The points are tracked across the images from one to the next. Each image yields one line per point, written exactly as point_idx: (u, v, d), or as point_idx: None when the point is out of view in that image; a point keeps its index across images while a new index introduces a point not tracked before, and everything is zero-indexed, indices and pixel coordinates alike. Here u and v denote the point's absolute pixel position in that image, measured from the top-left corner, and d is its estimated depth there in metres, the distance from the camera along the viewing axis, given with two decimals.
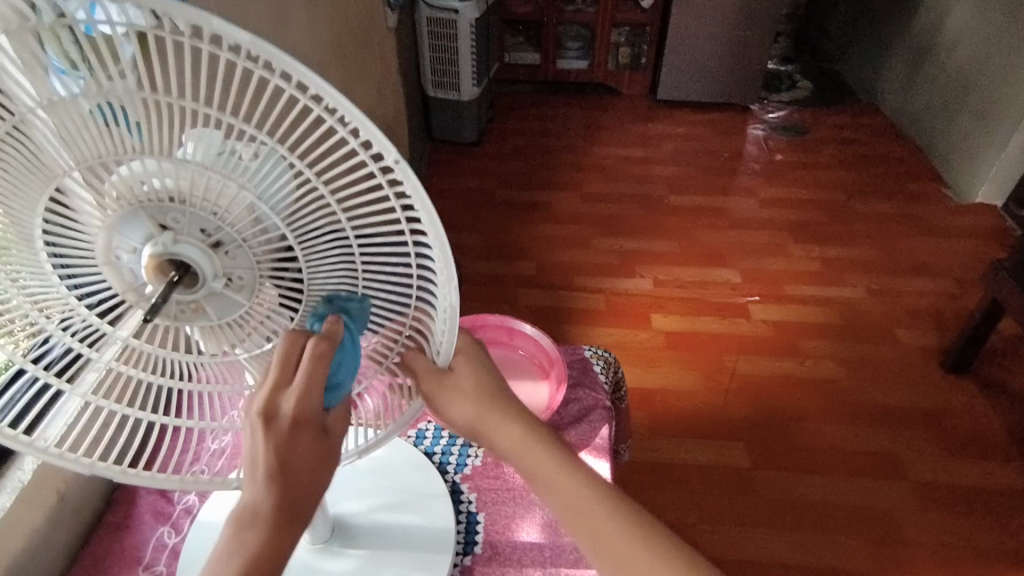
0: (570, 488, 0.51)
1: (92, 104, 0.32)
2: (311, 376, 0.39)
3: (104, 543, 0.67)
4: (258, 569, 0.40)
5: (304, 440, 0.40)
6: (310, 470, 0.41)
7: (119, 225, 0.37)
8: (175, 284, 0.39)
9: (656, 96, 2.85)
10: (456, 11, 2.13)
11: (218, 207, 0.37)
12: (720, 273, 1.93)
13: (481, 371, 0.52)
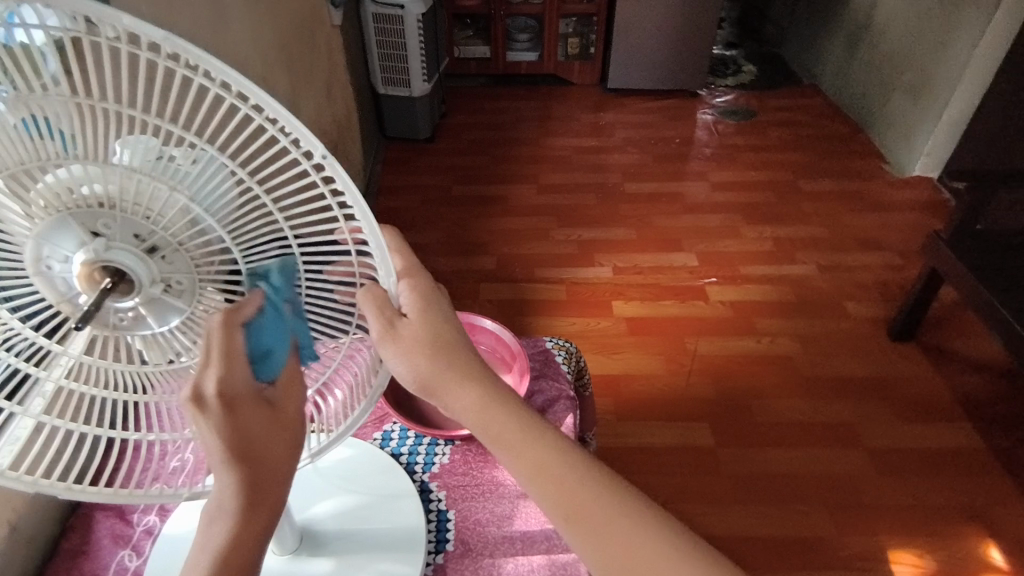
0: (540, 458, 0.49)
1: (16, 117, 0.32)
2: (226, 350, 0.38)
3: (61, 572, 0.64)
4: (237, 550, 0.43)
5: (241, 416, 0.40)
6: (267, 442, 0.42)
7: (48, 232, 0.36)
8: (110, 292, 0.38)
9: (607, 86, 2.88)
10: (402, 7, 2.11)
11: (152, 212, 0.37)
12: (677, 257, 1.97)
13: (439, 316, 0.48)
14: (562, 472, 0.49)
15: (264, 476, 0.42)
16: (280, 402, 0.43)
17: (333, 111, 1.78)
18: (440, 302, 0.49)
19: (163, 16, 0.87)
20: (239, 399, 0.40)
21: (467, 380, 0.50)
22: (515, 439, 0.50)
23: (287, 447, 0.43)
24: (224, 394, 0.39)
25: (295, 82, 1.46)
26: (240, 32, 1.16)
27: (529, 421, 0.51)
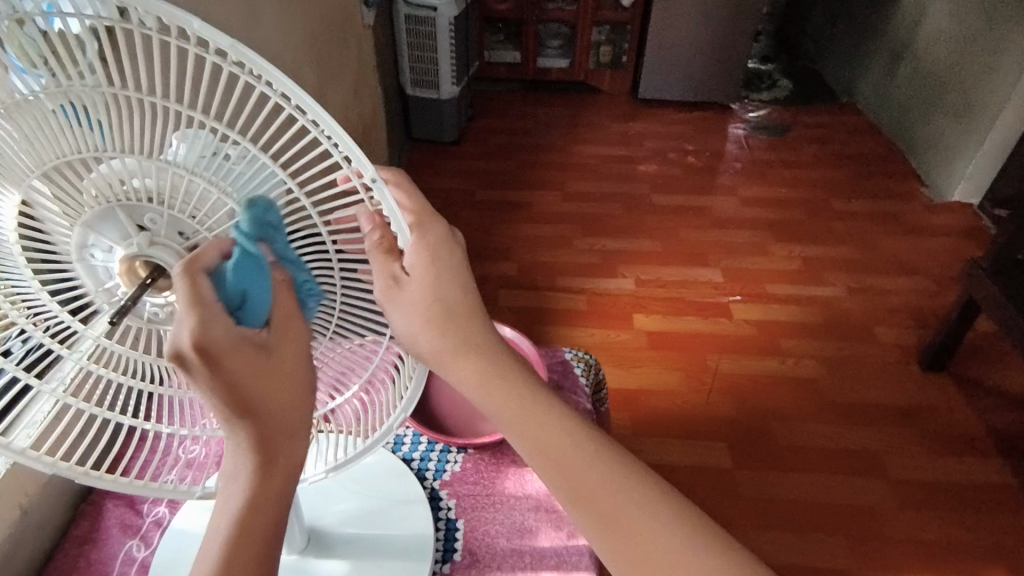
0: (566, 453, 0.48)
1: (56, 104, 0.33)
2: (194, 297, 0.34)
3: (70, 557, 0.64)
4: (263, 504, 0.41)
5: (233, 364, 0.35)
6: (281, 394, 0.38)
7: (95, 221, 0.37)
8: (148, 286, 0.39)
9: (638, 95, 2.86)
10: (435, 8, 2.11)
11: (197, 210, 0.37)
12: (701, 272, 1.94)
13: (449, 276, 0.45)
14: (587, 468, 0.47)
15: (278, 436, 0.39)
16: (279, 347, 0.38)
17: (361, 111, 1.79)
18: (456, 257, 0.46)
19: (197, 8, 0.87)
20: (226, 354, 0.34)
21: (488, 366, 0.48)
22: (544, 433, 0.48)
23: (300, 411, 0.40)
24: (218, 350, 0.34)
25: (324, 82, 1.47)
26: (272, 28, 1.16)
27: (557, 415, 0.49)
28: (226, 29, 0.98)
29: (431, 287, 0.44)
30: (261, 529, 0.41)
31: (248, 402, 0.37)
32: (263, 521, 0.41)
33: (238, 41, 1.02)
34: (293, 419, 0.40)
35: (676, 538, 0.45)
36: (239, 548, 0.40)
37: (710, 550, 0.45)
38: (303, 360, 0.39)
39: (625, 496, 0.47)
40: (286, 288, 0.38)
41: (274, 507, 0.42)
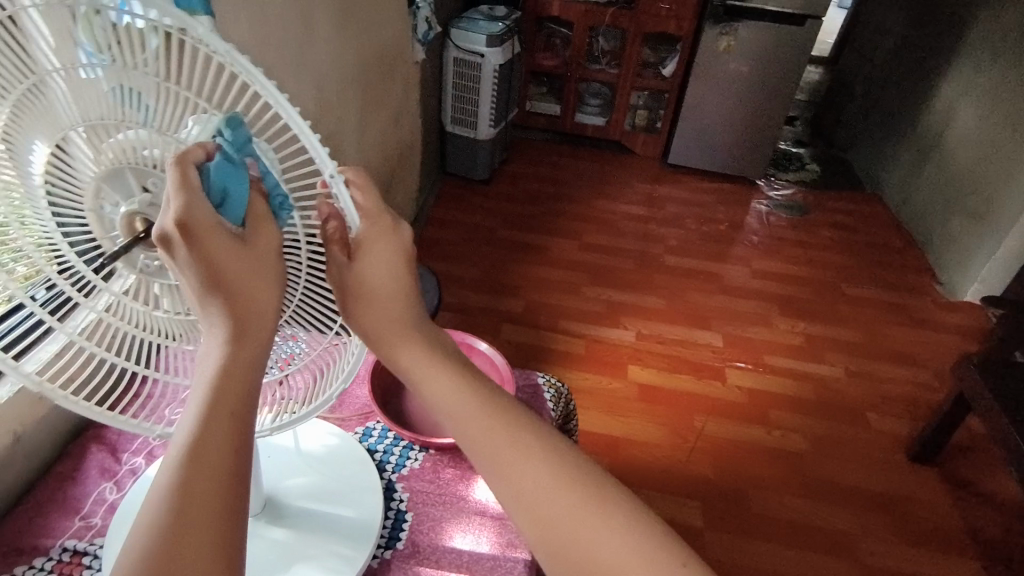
0: (477, 428, 0.52)
1: (114, 85, 0.41)
2: (183, 183, 0.39)
3: (48, 490, 0.70)
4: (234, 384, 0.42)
5: (210, 241, 0.40)
6: (258, 285, 0.43)
7: (108, 176, 0.44)
8: (141, 238, 0.46)
9: (667, 160, 2.95)
10: (482, 55, 2.25)
11: None
12: (702, 335, 1.97)
13: (390, 261, 0.54)
14: (497, 440, 0.52)
15: (248, 329, 0.43)
16: (256, 243, 0.43)
17: (398, 139, 1.91)
18: (395, 241, 0.54)
19: (250, 22, 0.98)
20: (204, 230, 0.40)
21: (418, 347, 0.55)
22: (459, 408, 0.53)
23: (272, 310, 0.44)
24: (210, 230, 0.40)
25: (366, 106, 1.58)
26: (323, 51, 1.28)
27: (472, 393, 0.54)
28: (276, 45, 1.08)
29: (375, 270, 0.53)
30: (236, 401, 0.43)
31: (226, 287, 0.42)
32: (235, 416, 0.42)
33: (288, 57, 1.13)
34: (263, 319, 0.44)
35: (609, 518, 0.48)
36: (212, 444, 0.40)
37: (642, 533, 0.47)
38: (274, 257, 0.44)
39: (529, 465, 0.50)
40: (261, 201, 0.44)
41: (247, 413, 0.43)
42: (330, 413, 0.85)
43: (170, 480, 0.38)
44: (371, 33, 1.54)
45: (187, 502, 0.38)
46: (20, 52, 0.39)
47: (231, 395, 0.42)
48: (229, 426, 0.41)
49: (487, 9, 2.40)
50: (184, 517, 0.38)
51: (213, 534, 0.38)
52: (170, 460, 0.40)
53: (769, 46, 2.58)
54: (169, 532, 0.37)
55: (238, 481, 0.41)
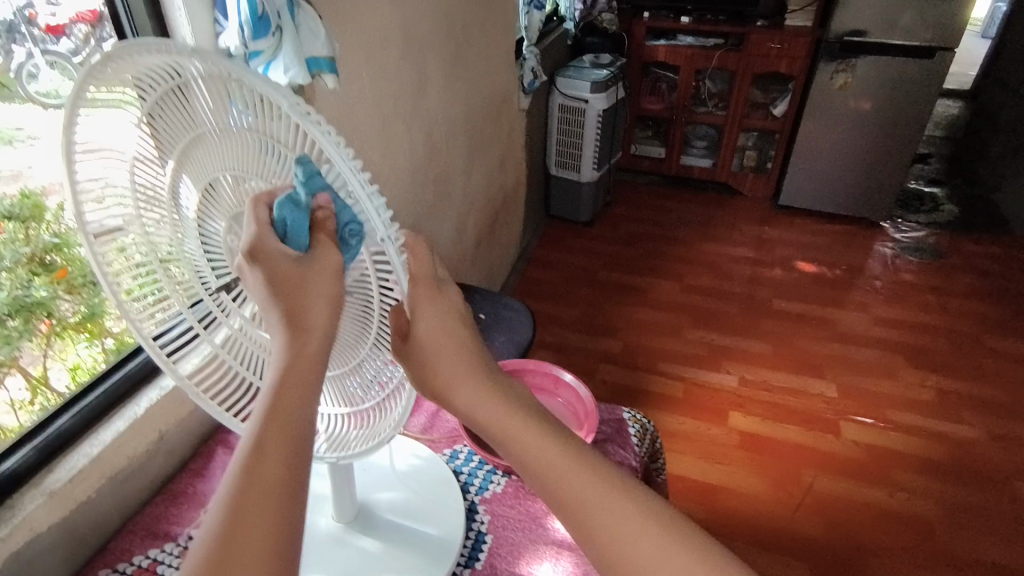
0: (556, 474, 0.48)
1: (256, 139, 0.47)
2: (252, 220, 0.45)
3: (184, 481, 0.81)
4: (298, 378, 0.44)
5: (263, 266, 0.45)
6: (313, 301, 0.45)
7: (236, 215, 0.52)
8: None
9: (778, 202, 2.84)
10: (586, 101, 2.32)
11: None
12: (814, 384, 1.84)
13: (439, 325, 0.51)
14: (578, 487, 0.47)
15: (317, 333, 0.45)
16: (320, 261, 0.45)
17: (502, 182, 2.01)
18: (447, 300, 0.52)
19: (369, 76, 1.11)
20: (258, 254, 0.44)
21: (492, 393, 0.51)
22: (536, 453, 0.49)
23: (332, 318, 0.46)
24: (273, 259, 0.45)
25: (472, 151, 1.69)
26: (434, 100, 1.40)
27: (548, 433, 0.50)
28: (390, 99, 1.20)
29: (426, 334, 0.51)
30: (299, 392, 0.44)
31: (282, 307, 0.45)
32: (296, 407, 0.43)
33: (401, 108, 1.25)
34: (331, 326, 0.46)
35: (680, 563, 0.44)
36: (273, 435, 0.42)
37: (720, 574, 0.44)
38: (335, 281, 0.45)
39: (612, 512, 0.46)
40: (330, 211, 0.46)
41: (311, 403, 0.44)
42: (422, 433, 0.91)
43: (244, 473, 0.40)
44: (479, 85, 1.66)
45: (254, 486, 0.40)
46: (183, 112, 0.48)
47: (294, 386, 0.44)
48: (291, 413, 0.43)
49: (592, 58, 2.49)
50: (249, 502, 0.39)
51: (272, 519, 0.39)
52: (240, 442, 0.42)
53: (894, 81, 2.43)
54: (232, 524, 0.38)
55: (300, 467, 0.42)
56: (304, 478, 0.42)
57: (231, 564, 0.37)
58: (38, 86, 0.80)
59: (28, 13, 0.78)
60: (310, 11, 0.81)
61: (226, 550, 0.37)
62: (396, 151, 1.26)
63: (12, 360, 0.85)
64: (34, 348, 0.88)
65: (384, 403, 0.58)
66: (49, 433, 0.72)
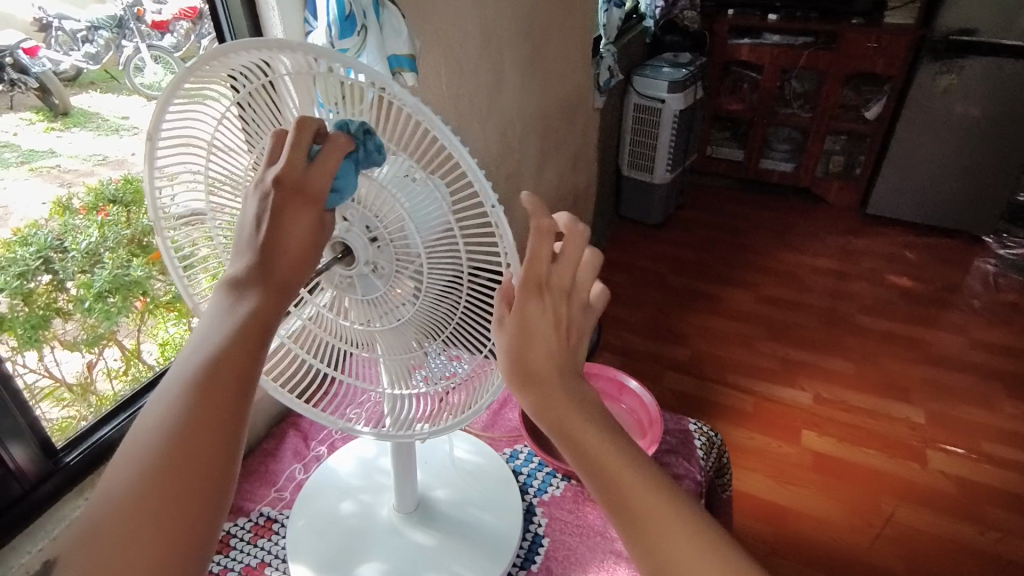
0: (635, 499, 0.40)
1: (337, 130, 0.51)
2: (293, 145, 0.46)
3: (257, 462, 0.85)
4: (251, 314, 0.46)
5: (298, 205, 0.47)
6: (300, 223, 0.48)
7: None
8: (338, 260, 0.56)
9: (867, 211, 2.67)
10: (662, 101, 2.27)
11: (380, 213, 0.52)
12: (898, 408, 1.73)
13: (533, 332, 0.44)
14: (657, 523, 0.39)
15: (283, 261, 0.48)
16: (313, 187, 0.47)
17: (573, 182, 1.99)
18: (570, 310, 0.46)
19: (445, 74, 1.12)
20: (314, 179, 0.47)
21: (594, 418, 0.43)
22: (631, 497, 0.40)
23: (315, 245, 0.49)
24: (281, 181, 0.47)
25: (545, 150, 1.69)
26: (510, 98, 1.40)
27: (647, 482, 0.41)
28: (467, 96, 1.21)
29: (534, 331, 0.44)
30: (250, 325, 0.45)
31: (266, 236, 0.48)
32: (251, 339, 0.45)
33: (478, 106, 1.26)
34: (304, 249, 0.49)
35: None
36: (223, 364, 0.43)
37: None
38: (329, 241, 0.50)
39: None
40: (346, 140, 0.46)
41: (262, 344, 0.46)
42: (484, 432, 0.91)
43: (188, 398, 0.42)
44: (555, 85, 1.65)
45: (209, 393, 0.42)
46: (272, 107, 0.51)
47: (247, 329, 0.45)
48: (238, 359, 0.44)
49: (671, 57, 2.42)
50: (188, 425, 0.41)
51: (209, 454, 0.41)
52: (189, 365, 0.43)
53: (1004, 84, 2.23)
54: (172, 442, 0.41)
55: (240, 414, 0.43)
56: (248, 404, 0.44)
57: (163, 494, 0.39)
58: (144, 79, 0.96)
59: (136, 11, 0.95)
60: (393, 10, 0.83)
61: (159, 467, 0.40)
62: (471, 148, 1.27)
63: (110, 334, 0.98)
64: (129, 326, 1.01)
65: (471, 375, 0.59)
66: (143, 405, 0.78)
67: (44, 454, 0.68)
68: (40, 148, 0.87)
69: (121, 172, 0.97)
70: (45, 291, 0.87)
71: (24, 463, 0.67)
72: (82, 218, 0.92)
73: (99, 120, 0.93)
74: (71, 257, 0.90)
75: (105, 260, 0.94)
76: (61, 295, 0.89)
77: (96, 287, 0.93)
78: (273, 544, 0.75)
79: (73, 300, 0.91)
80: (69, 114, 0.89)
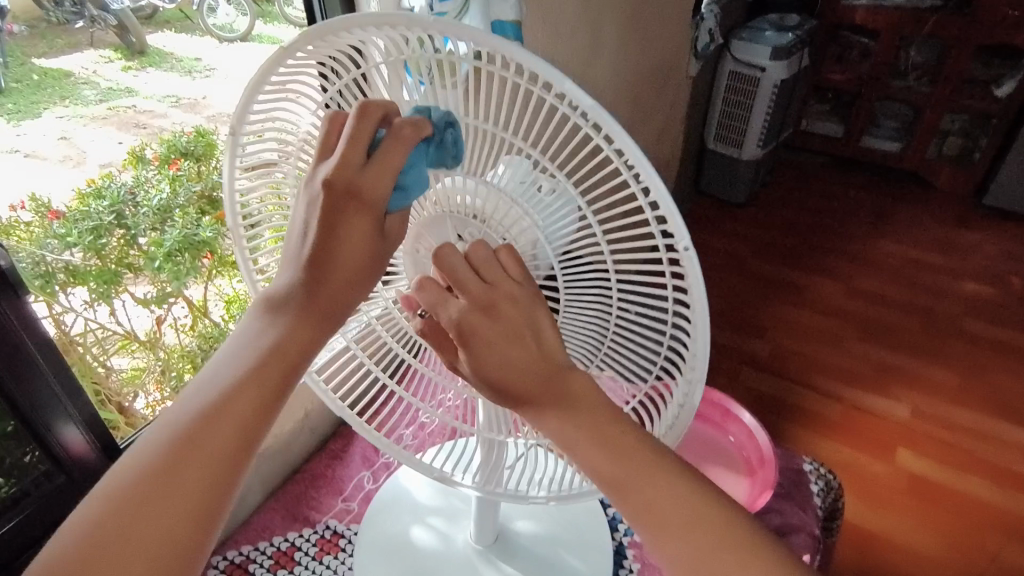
0: (644, 486, 0.44)
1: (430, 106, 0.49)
2: (352, 141, 0.44)
3: (321, 466, 0.88)
4: (285, 348, 0.44)
5: (352, 212, 0.44)
6: (352, 227, 0.44)
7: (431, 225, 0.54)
8: None
9: (981, 201, 2.40)
10: (762, 69, 2.05)
11: (508, 233, 0.53)
12: (1008, 431, 1.56)
13: (494, 336, 0.45)
14: (669, 500, 0.43)
15: (329, 282, 0.45)
16: (368, 201, 0.44)
17: (657, 155, 1.83)
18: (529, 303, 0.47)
19: (542, 37, 1.00)
20: (369, 178, 0.43)
21: (593, 397, 0.46)
22: (621, 472, 0.44)
23: (370, 262, 0.46)
24: (332, 184, 0.44)
25: (634, 122, 1.54)
26: (605, 63, 1.26)
27: (643, 452, 0.45)
28: (561, 63, 1.08)
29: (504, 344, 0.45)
30: (280, 361, 0.44)
31: (313, 247, 0.45)
32: (275, 377, 0.44)
33: (571, 73, 1.13)
34: (357, 270, 0.45)
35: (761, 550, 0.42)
36: (239, 399, 0.42)
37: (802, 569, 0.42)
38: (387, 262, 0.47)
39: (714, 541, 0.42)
40: (425, 122, 0.44)
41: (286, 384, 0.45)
42: None
43: (198, 426, 0.41)
44: (651, 49, 1.49)
45: (219, 420, 0.41)
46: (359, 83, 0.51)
47: (275, 366, 0.44)
48: (255, 398, 0.43)
49: (776, 18, 2.18)
50: (188, 455, 0.40)
51: (203, 490, 0.40)
52: (207, 391, 0.42)
53: None
54: (168, 470, 0.40)
55: (246, 455, 0.42)
56: (255, 443, 0.43)
57: (146, 523, 0.39)
58: (216, 19, 1.01)
59: None
60: None
61: (150, 493, 0.39)
62: None
63: None
64: (198, 284, 1.03)
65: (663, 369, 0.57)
66: None
67: (104, 451, 0.78)
68: (118, 86, 0.90)
69: (194, 118, 1.02)
70: (120, 244, 0.90)
71: (78, 452, 0.76)
72: (155, 170, 0.95)
73: (173, 60, 0.97)
74: (144, 214, 0.92)
75: (175, 217, 0.96)
76: (134, 249, 0.92)
77: (166, 246, 0.94)
78: (338, 561, 0.78)
79: (145, 254, 0.93)
80: (144, 54, 0.93)
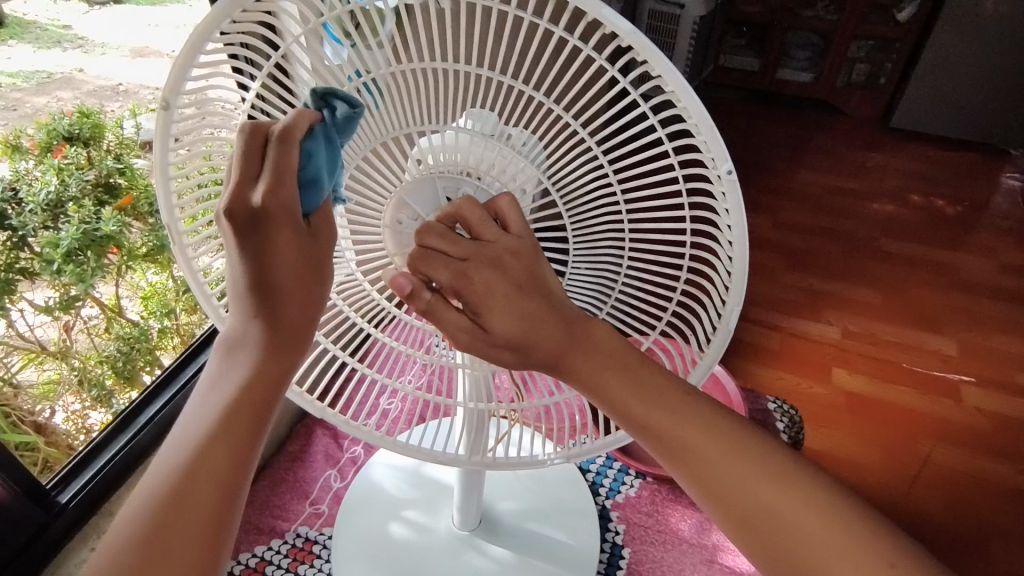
0: (681, 428, 0.45)
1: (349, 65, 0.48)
2: (244, 162, 0.40)
3: (283, 468, 0.99)
4: (254, 385, 0.42)
5: (282, 234, 0.40)
6: (277, 246, 0.40)
7: (414, 189, 0.52)
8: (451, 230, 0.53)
9: (888, 123, 2.51)
10: (682, 6, 2.04)
11: (506, 181, 0.51)
12: (928, 340, 1.68)
13: (507, 290, 0.43)
14: (705, 441, 0.44)
15: (285, 301, 0.42)
16: (277, 208, 0.39)
17: None
18: (538, 260, 0.45)
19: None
20: (269, 197, 0.39)
21: (614, 343, 0.46)
22: (661, 419, 0.45)
23: (314, 271, 0.42)
24: (235, 213, 0.39)
25: None
26: None
27: (673, 389, 0.46)
28: None
29: (516, 306, 0.43)
30: (257, 400, 0.42)
31: (247, 276, 0.41)
32: (254, 419, 0.42)
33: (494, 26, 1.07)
34: (303, 276, 0.42)
35: (797, 476, 0.44)
36: (218, 446, 0.40)
37: (830, 493, 0.44)
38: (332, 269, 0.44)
39: (750, 474, 0.44)
40: (308, 112, 0.41)
41: (260, 428, 0.42)
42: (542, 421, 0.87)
43: (176, 482, 0.39)
44: None
45: (196, 472, 0.39)
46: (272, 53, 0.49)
47: (251, 405, 0.42)
48: (233, 444, 0.41)
49: None
50: (170, 516, 0.38)
51: (192, 552, 0.38)
52: (183, 443, 0.40)
53: None
54: (150, 537, 0.37)
55: (232, 505, 0.40)
56: (242, 492, 0.41)
57: None
58: None
59: None
60: None
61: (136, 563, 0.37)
62: None
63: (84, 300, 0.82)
64: (107, 283, 0.93)
65: (690, 300, 0.55)
66: None
67: (15, 484, 0.72)
68: None
69: (72, 94, 0.90)
70: (4, 249, 0.78)
71: None
72: (35, 161, 0.82)
73: (36, 30, 0.85)
74: (31, 211, 0.80)
75: (69, 212, 0.84)
76: (24, 253, 0.80)
77: (63, 246, 0.83)
78: (315, 567, 0.88)
79: (38, 258, 0.81)
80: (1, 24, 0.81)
